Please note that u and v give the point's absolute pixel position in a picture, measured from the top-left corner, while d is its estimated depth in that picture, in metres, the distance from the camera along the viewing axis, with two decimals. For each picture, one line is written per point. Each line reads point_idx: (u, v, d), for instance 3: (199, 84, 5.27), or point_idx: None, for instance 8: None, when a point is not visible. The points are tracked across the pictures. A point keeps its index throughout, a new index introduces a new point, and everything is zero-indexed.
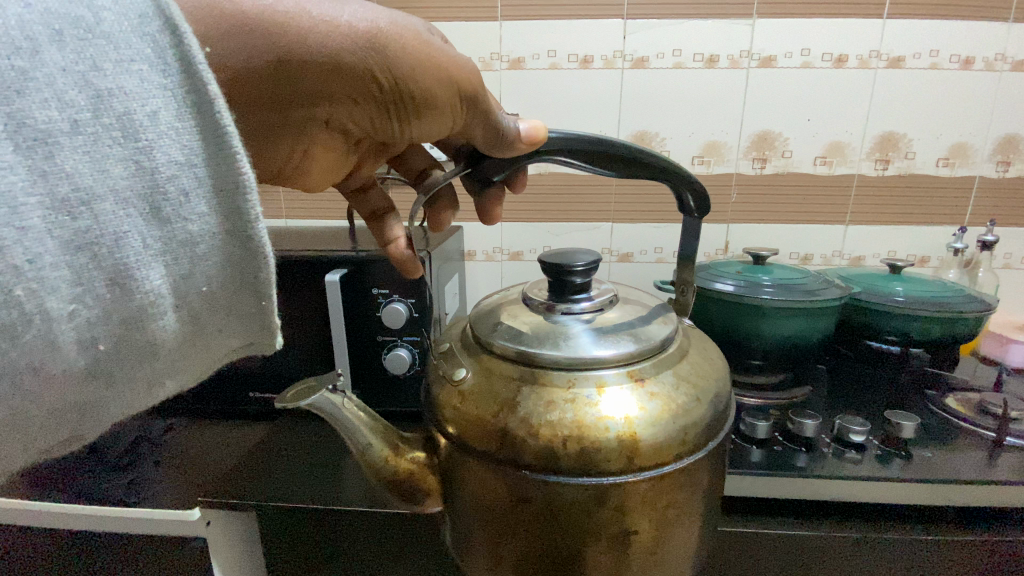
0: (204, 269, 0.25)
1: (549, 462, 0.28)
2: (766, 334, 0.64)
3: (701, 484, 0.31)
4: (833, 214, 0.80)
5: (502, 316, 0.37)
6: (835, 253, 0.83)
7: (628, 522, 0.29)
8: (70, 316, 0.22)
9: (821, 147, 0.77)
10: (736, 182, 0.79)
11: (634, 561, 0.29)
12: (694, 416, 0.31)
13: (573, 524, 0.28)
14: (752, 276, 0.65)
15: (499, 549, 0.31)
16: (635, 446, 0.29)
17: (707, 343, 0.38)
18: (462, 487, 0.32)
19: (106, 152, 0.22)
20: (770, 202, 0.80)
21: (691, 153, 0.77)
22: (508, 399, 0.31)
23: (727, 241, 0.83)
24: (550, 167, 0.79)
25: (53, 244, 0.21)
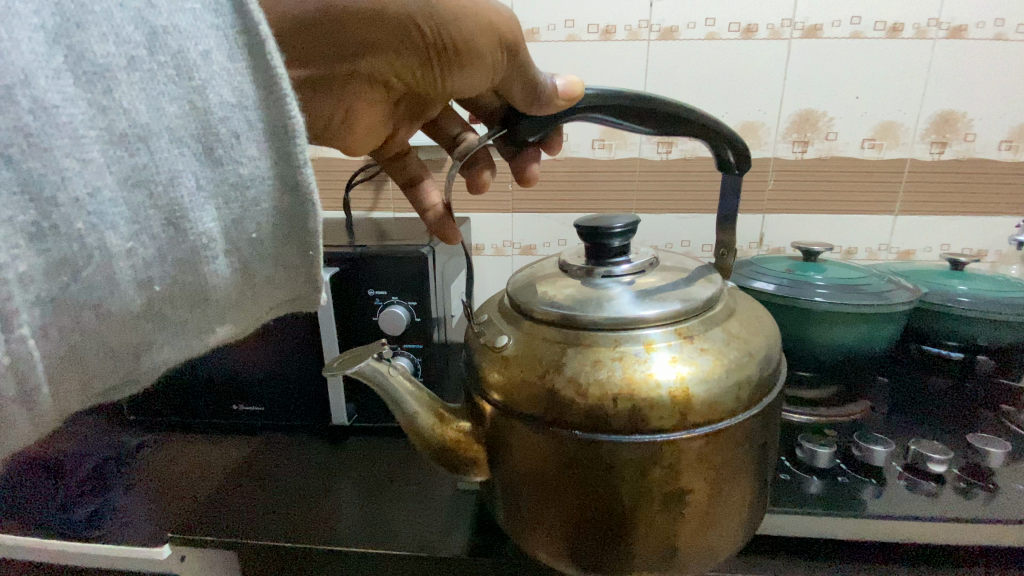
0: (254, 215, 0.25)
1: (599, 420, 0.28)
2: (800, 335, 0.60)
3: (755, 442, 0.30)
4: (876, 200, 0.77)
5: (540, 286, 0.36)
6: (882, 246, 0.79)
7: (683, 481, 0.28)
8: (127, 254, 0.23)
9: (870, 129, 0.74)
10: (773, 168, 0.76)
11: (687, 520, 0.29)
12: (745, 374, 0.30)
13: (626, 484, 0.28)
14: (804, 275, 0.62)
15: (548, 513, 0.30)
16: (688, 402, 0.28)
17: (752, 302, 0.37)
18: (507, 453, 0.31)
19: (161, 90, 0.22)
20: (811, 190, 0.77)
21: None
22: (552, 361, 0.30)
23: (762, 233, 0.80)
24: (564, 152, 0.78)
25: (112, 180, 0.22)
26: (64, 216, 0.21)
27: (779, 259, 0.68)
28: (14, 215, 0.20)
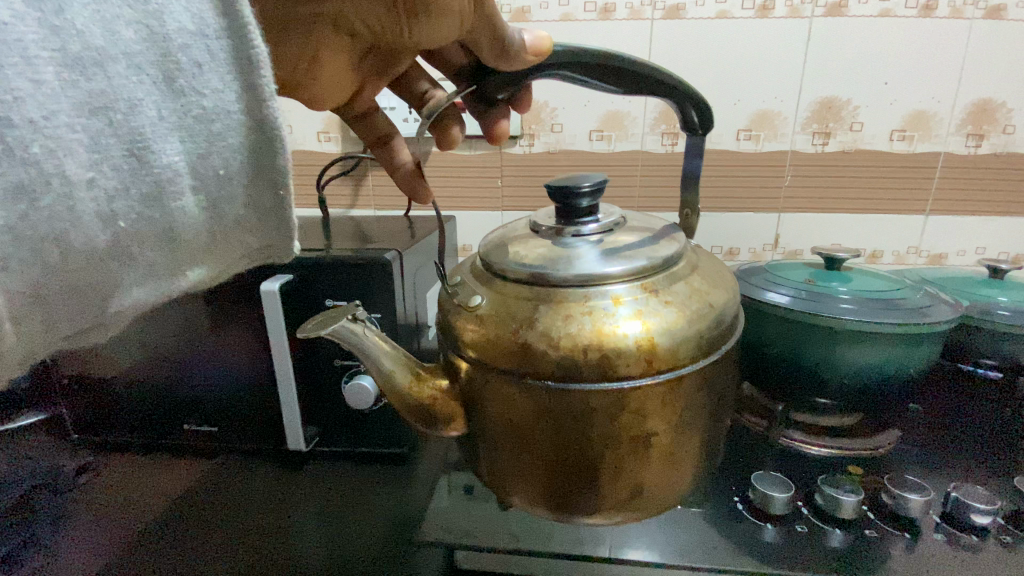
0: (220, 149, 0.25)
1: (572, 369, 0.31)
2: (822, 359, 0.54)
3: (711, 385, 0.34)
4: (905, 202, 0.74)
5: (514, 247, 0.38)
6: (911, 249, 0.77)
7: (648, 422, 0.32)
8: (88, 184, 0.22)
9: (901, 119, 0.70)
10: (790, 162, 0.74)
11: (654, 459, 0.33)
12: (702, 326, 0.34)
13: (596, 426, 0.32)
14: (827, 288, 0.56)
15: (528, 459, 0.33)
16: (652, 350, 0.32)
17: (715, 262, 0.41)
18: (488, 407, 0.34)
19: (117, 14, 0.22)
20: (832, 184, 0.74)
21: (739, 124, 0.73)
22: (527, 317, 0.33)
23: (777, 233, 0.78)
24: (561, 143, 0.75)
25: (69, 103, 0.21)
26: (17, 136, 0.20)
27: (799, 269, 0.62)
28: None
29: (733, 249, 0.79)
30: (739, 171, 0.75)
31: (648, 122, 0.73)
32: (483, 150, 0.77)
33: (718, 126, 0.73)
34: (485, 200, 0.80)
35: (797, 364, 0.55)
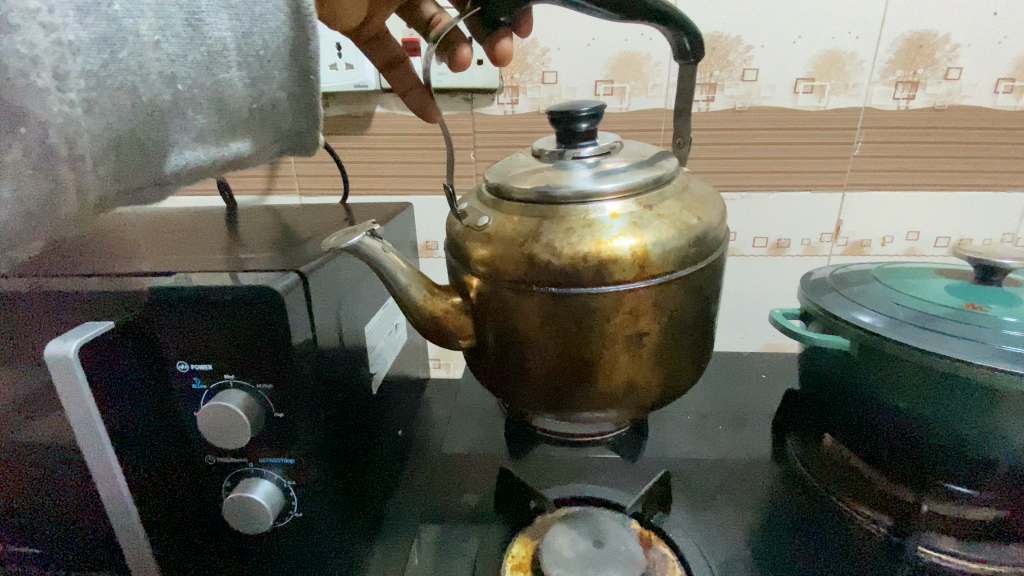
0: (257, 25, 0.30)
1: (574, 275, 0.36)
2: (966, 425, 0.41)
3: (698, 287, 0.39)
4: (1008, 177, 0.72)
5: (517, 170, 0.41)
6: (1005, 236, 0.75)
7: (639, 320, 0.37)
8: (155, 46, 0.27)
9: (1010, 66, 0.67)
10: (861, 122, 0.70)
11: (644, 353, 0.39)
12: (689, 236, 0.37)
13: (596, 322, 0.37)
14: (988, 318, 0.43)
15: (538, 353, 0.39)
16: (644, 258, 0.36)
17: (699, 181, 0.44)
18: (501, 313, 0.39)
19: None
20: (902, 149, 0.71)
21: (802, 69, 0.68)
22: (532, 231, 0.37)
23: (839, 220, 0.75)
24: (552, 97, 0.70)
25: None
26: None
27: (939, 284, 0.49)
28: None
29: (780, 240, 0.77)
30: (791, 137, 0.71)
31: (673, 73, 0.68)
32: (452, 111, 0.72)
33: (772, 75, 0.68)
34: (464, 181, 0.76)
35: (923, 422, 0.43)
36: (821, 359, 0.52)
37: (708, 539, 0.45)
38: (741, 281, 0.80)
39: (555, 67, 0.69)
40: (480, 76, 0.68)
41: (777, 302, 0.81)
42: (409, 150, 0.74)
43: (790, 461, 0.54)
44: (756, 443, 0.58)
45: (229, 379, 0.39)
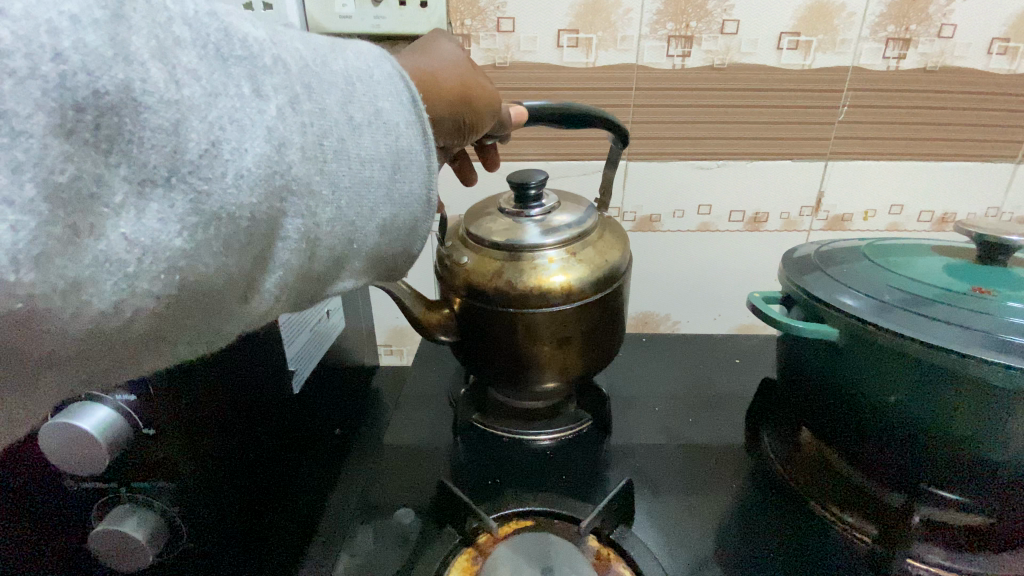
0: (410, 193, 0.31)
1: (522, 302, 0.44)
2: (963, 427, 0.36)
3: (613, 307, 0.48)
4: (995, 146, 0.67)
5: (483, 218, 0.49)
6: (991, 210, 0.71)
7: (571, 336, 0.47)
8: (348, 224, 0.28)
9: (1005, 25, 0.61)
10: (849, 83, 0.64)
11: (577, 359, 0.48)
12: (605, 271, 0.46)
13: (540, 338, 0.46)
14: (990, 303, 0.37)
15: (501, 361, 0.48)
16: (573, 291, 0.45)
17: (617, 225, 0.53)
18: (477, 330, 0.47)
19: (355, 116, 0.28)
20: (889, 114, 0.66)
21: (786, 22, 0.60)
22: (494, 269, 0.45)
23: (820, 192, 0.70)
24: (510, 51, 0.62)
25: (349, 162, 0.27)
26: (336, 178, 0.27)
27: (930, 264, 0.44)
28: (315, 178, 0.26)
29: (757, 214, 0.71)
30: (772, 100, 0.64)
31: (646, 22, 0.60)
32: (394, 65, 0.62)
33: (753, 29, 0.61)
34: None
35: (915, 423, 0.38)
36: (801, 344, 0.46)
37: (674, 550, 0.40)
38: (716, 260, 0.74)
39: (512, 12, 0.60)
40: (422, 21, 0.58)
41: (752, 282, 0.76)
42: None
43: (763, 456, 0.50)
44: (729, 434, 0.53)
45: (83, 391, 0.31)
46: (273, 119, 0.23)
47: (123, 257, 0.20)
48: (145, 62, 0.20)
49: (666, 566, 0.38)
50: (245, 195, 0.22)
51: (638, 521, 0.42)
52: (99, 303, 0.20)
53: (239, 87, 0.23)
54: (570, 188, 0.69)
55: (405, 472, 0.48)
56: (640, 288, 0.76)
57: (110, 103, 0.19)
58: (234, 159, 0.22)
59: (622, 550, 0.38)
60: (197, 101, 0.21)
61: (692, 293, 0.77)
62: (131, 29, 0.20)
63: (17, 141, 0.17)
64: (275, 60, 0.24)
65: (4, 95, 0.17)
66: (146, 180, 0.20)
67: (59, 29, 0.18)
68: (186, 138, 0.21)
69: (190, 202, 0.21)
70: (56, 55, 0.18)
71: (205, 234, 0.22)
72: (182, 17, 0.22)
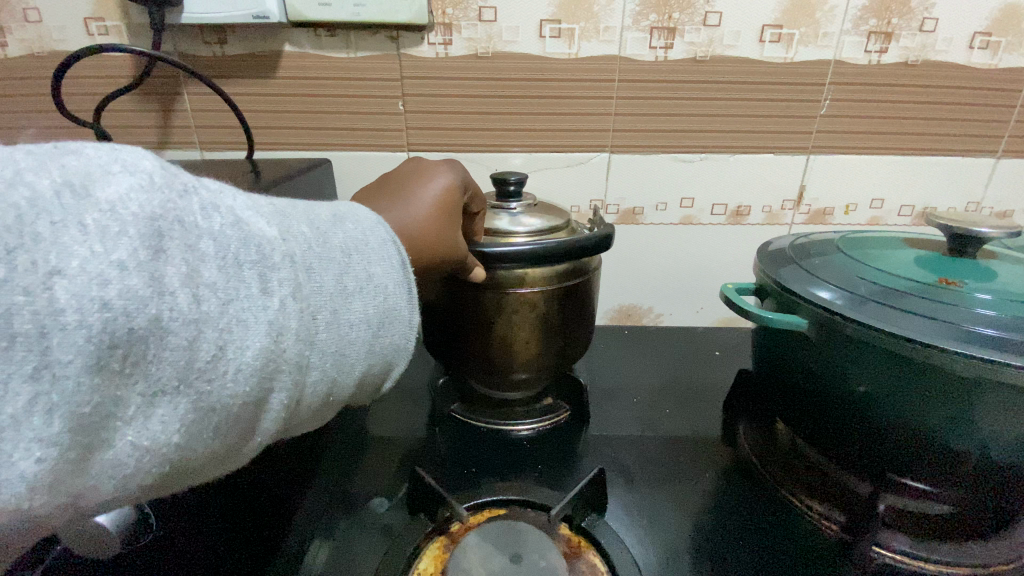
0: (389, 343, 0.32)
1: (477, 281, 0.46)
2: (935, 418, 0.36)
3: (580, 304, 0.50)
4: (977, 140, 0.68)
5: None
6: (970, 204, 0.72)
7: (532, 325, 0.48)
8: (332, 384, 0.29)
9: (987, 20, 0.61)
10: (832, 76, 0.64)
11: (541, 349, 0.49)
12: (565, 265, 0.47)
13: (501, 319, 0.47)
14: (960, 293, 0.38)
15: (470, 345, 0.49)
16: (525, 278, 0.46)
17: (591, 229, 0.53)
18: (445, 308, 0.49)
19: (345, 287, 0.29)
20: (871, 107, 0.66)
21: (771, 12, 0.60)
22: None
23: (802, 185, 0.70)
24: (493, 40, 0.61)
25: (342, 331, 0.29)
26: (324, 348, 0.28)
27: (894, 255, 0.45)
28: (307, 356, 0.27)
29: (740, 207, 0.71)
30: (755, 92, 0.64)
31: (629, 13, 0.60)
32: (375, 55, 0.61)
33: (737, 21, 0.61)
34: (393, 138, 0.66)
35: (886, 414, 0.39)
36: (776, 336, 0.47)
37: (647, 538, 0.40)
38: (699, 254, 0.74)
39: (494, 2, 0.59)
40: (404, 9, 0.58)
41: (734, 275, 0.76)
42: (327, 100, 0.64)
43: (739, 447, 0.50)
44: (705, 426, 0.53)
45: None
46: (276, 312, 0.24)
47: (125, 461, 0.21)
48: (174, 289, 0.21)
49: (636, 553, 0.39)
50: (241, 388, 0.24)
51: (611, 509, 0.43)
52: (97, 489, 0.21)
53: (249, 288, 0.24)
54: (553, 180, 0.69)
55: (383, 463, 0.48)
56: (623, 282, 0.76)
57: (140, 335, 0.20)
58: (236, 357, 0.23)
59: (594, 539, 0.38)
60: (212, 315, 0.22)
61: (675, 286, 0.77)
62: (167, 259, 0.21)
63: (54, 385, 0.19)
64: (283, 256, 0.25)
65: (50, 347, 0.18)
66: (158, 390, 0.21)
67: (108, 277, 0.19)
68: (199, 347, 0.22)
69: (193, 403, 0.22)
70: (102, 305, 0.19)
71: (199, 426, 0.23)
72: (207, 230, 0.23)
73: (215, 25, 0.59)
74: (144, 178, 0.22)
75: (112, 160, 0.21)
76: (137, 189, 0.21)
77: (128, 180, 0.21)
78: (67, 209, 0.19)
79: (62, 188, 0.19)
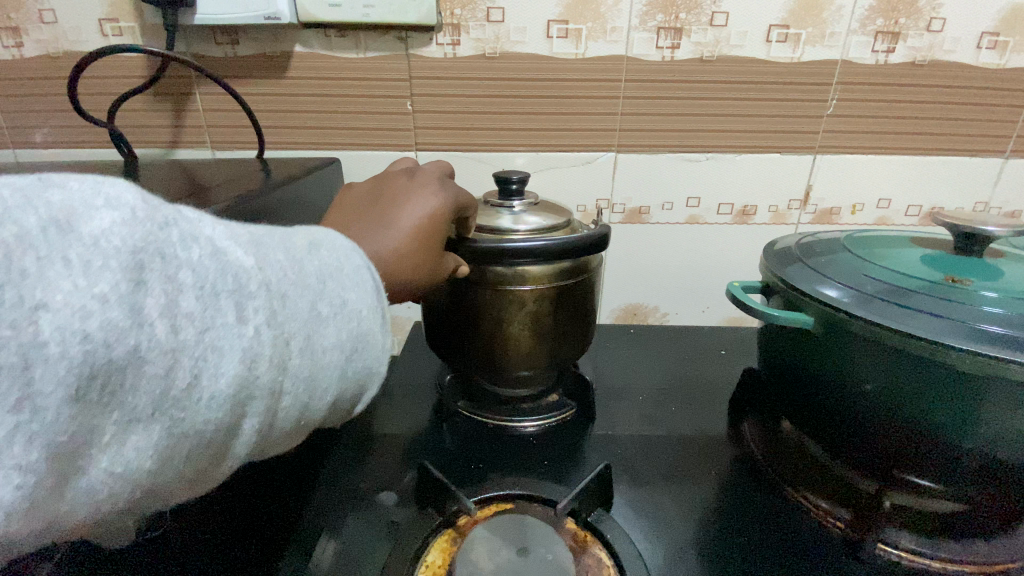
0: (366, 369, 0.30)
1: (481, 279, 0.46)
2: (940, 416, 0.36)
3: (583, 301, 0.50)
4: (985, 140, 0.68)
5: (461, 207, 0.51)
6: (979, 205, 0.72)
7: (534, 322, 0.48)
8: (305, 414, 0.27)
9: (995, 19, 0.61)
10: (839, 76, 0.64)
11: (545, 346, 0.50)
12: (568, 263, 0.47)
13: (505, 317, 0.48)
14: (967, 292, 0.38)
15: (475, 343, 0.50)
16: (526, 277, 0.46)
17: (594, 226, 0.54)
18: (451, 306, 0.49)
19: (322, 313, 0.27)
20: (878, 107, 0.66)
21: (777, 13, 0.61)
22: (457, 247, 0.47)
23: (809, 185, 0.70)
24: (500, 41, 0.62)
25: (319, 360, 0.27)
26: (301, 376, 0.26)
27: (898, 253, 0.45)
28: (282, 384, 0.25)
29: (746, 207, 0.71)
30: (762, 91, 0.64)
31: (636, 13, 0.60)
32: (384, 55, 0.62)
33: (744, 21, 0.61)
34: (400, 137, 0.67)
35: (891, 412, 0.39)
36: (781, 333, 0.47)
37: (652, 535, 0.40)
38: (705, 253, 0.74)
39: (502, 3, 0.60)
40: (413, 10, 0.58)
41: (740, 274, 0.76)
42: (336, 99, 0.64)
43: (744, 445, 0.50)
44: (710, 424, 0.54)
45: None
46: (250, 340, 0.23)
47: (99, 488, 0.21)
48: (153, 319, 0.20)
49: (643, 549, 0.39)
50: (212, 413, 0.22)
51: (617, 504, 0.43)
52: (69, 514, 0.21)
53: (225, 316, 0.22)
54: (559, 179, 0.69)
55: (388, 459, 0.49)
56: (629, 280, 0.77)
57: (115, 365, 0.19)
58: (212, 384, 0.22)
59: (600, 532, 0.38)
60: (189, 343, 0.21)
61: (681, 286, 0.77)
62: (147, 290, 0.20)
63: (35, 415, 0.18)
64: (259, 284, 0.24)
65: (32, 378, 0.18)
66: (134, 419, 0.21)
67: (89, 311, 0.18)
68: (176, 374, 0.21)
69: (166, 431, 0.21)
70: (83, 337, 0.18)
71: (171, 452, 0.22)
72: (186, 261, 0.22)
73: (227, 27, 0.60)
74: (128, 212, 0.21)
75: (95, 192, 0.20)
76: (121, 224, 0.20)
77: (109, 213, 0.20)
78: (50, 244, 0.18)
79: (45, 222, 0.19)
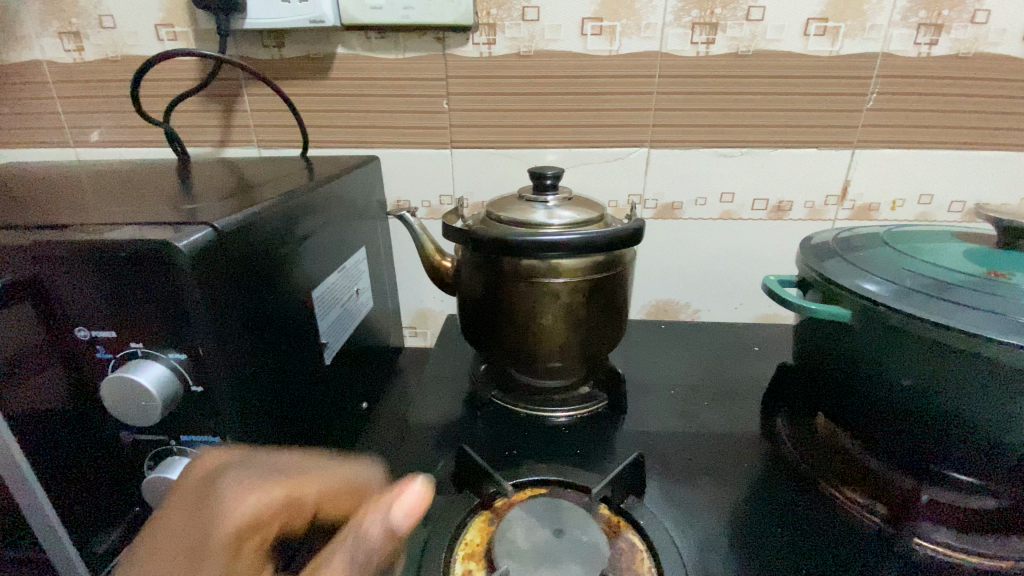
0: None
1: (516, 272, 0.48)
2: (983, 412, 0.36)
3: (615, 294, 0.51)
4: None
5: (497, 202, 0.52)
6: None
7: (568, 314, 0.49)
8: None
9: None
10: (879, 69, 0.63)
11: (578, 338, 0.51)
12: (600, 257, 0.48)
13: (539, 308, 0.49)
14: (1010, 285, 0.37)
15: (509, 334, 0.51)
16: (559, 270, 0.47)
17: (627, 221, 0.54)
18: (487, 297, 0.51)
19: None
20: (920, 101, 0.64)
21: (814, 8, 0.60)
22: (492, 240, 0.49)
23: (846, 180, 0.69)
24: (534, 39, 0.63)
25: None
26: None
27: (940, 248, 0.44)
28: None
29: (781, 203, 0.71)
30: (798, 86, 0.64)
31: (670, 10, 0.61)
32: (421, 56, 0.64)
33: (780, 15, 0.61)
34: (436, 134, 0.68)
35: (930, 407, 0.38)
36: (817, 327, 0.47)
37: (684, 523, 0.41)
38: (738, 249, 0.74)
39: (537, 2, 0.61)
40: (450, 11, 0.60)
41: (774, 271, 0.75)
42: (375, 99, 0.67)
43: (777, 440, 0.51)
44: (743, 420, 0.54)
45: (139, 349, 0.35)
46: None
47: None
48: None
49: (674, 535, 0.40)
50: None
51: (649, 493, 0.44)
52: None
53: None
54: (592, 175, 0.70)
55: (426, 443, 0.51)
56: (660, 276, 0.77)
57: None
58: None
59: (632, 518, 0.39)
60: None
61: (713, 282, 0.77)
62: None
63: None
64: None
65: None
66: None
67: None
68: None
69: None
70: None
71: None
72: None
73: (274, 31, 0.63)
74: None
75: None
76: None
77: None
78: None
79: None
